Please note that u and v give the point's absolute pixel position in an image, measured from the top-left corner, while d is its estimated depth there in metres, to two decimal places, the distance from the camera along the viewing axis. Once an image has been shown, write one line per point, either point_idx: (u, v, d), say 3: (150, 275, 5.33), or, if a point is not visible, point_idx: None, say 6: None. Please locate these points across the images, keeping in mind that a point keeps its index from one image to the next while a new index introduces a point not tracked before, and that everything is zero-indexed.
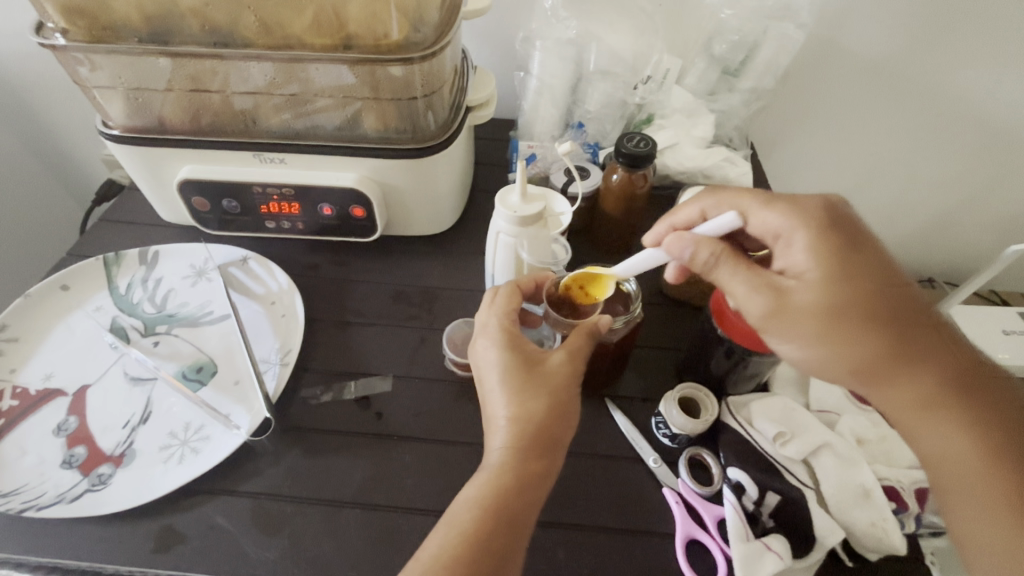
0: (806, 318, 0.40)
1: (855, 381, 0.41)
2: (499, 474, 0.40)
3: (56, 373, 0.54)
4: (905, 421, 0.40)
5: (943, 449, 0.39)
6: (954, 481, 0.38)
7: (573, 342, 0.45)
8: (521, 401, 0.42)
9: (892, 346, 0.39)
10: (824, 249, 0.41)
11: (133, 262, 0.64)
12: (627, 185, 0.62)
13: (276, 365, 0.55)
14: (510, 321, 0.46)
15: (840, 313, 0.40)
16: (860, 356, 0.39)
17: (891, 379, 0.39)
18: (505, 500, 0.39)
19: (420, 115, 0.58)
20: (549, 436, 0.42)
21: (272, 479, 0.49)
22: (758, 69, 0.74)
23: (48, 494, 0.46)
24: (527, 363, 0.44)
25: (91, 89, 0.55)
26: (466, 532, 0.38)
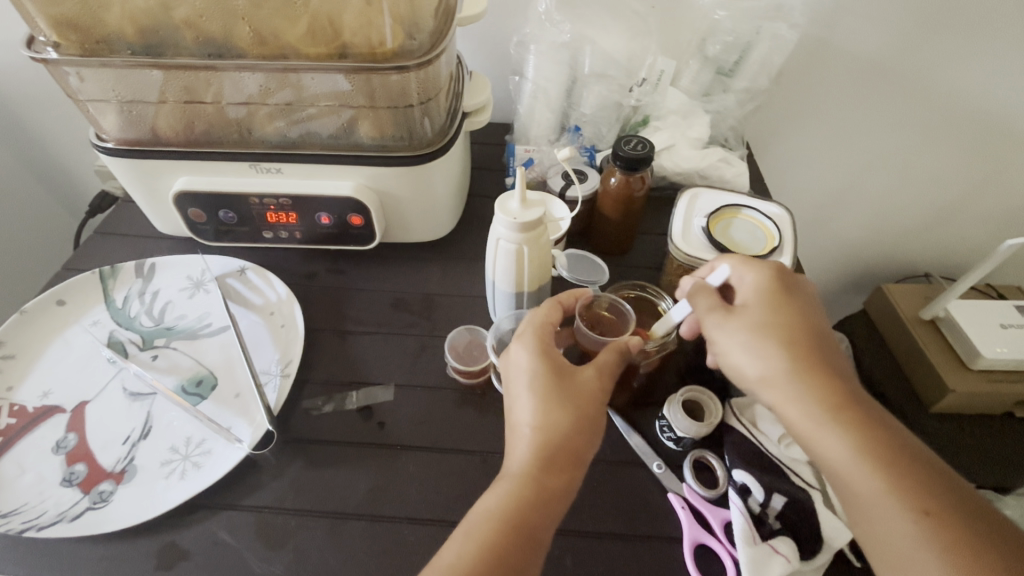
0: (741, 328, 0.44)
1: (764, 392, 0.43)
2: (522, 487, 0.40)
3: (54, 390, 0.54)
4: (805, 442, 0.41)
5: (835, 474, 0.39)
6: (851, 497, 0.39)
7: (605, 359, 0.45)
8: (549, 412, 0.42)
9: (803, 365, 0.42)
10: (764, 285, 0.45)
11: (130, 275, 0.64)
12: (625, 188, 0.62)
13: (277, 377, 0.55)
14: (543, 327, 0.46)
15: (765, 333, 0.43)
16: (772, 366, 0.42)
17: (796, 391, 0.41)
18: (526, 516, 0.39)
19: (416, 122, 0.58)
20: (572, 453, 0.41)
21: (275, 492, 0.48)
22: (752, 69, 0.74)
23: (49, 513, 0.45)
24: (558, 373, 0.44)
25: (84, 103, 0.55)
26: (483, 543, 0.38)
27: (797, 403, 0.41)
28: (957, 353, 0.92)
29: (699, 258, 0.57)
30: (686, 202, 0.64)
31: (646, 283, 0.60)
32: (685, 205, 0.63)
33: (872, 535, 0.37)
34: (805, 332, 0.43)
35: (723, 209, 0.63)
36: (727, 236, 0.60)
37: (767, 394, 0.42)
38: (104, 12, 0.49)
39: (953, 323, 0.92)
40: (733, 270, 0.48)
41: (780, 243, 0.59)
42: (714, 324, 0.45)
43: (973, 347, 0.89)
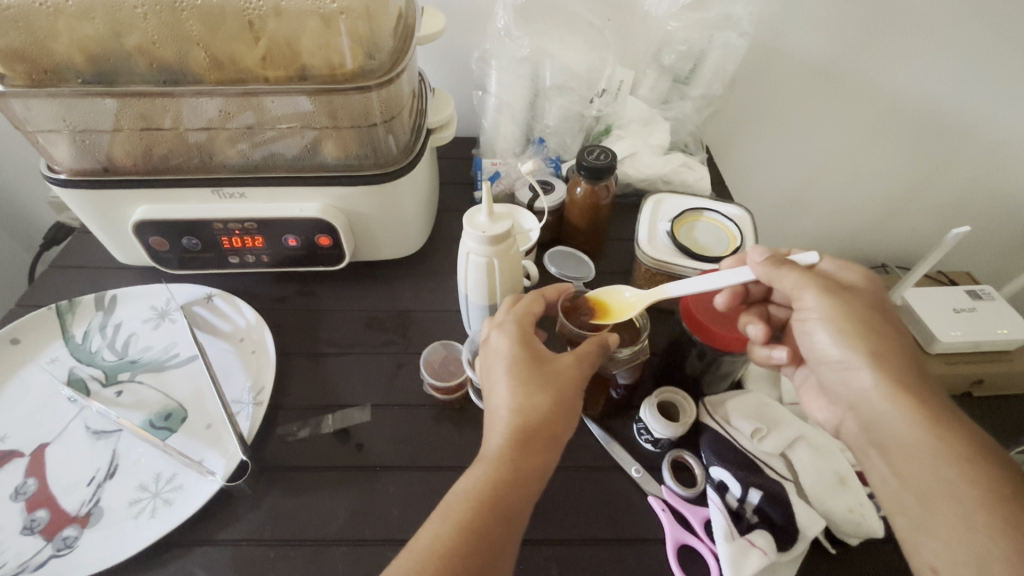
0: (849, 306, 0.44)
1: (869, 371, 0.41)
2: (497, 467, 0.40)
3: (11, 434, 0.51)
4: (904, 430, 0.39)
5: (932, 464, 0.37)
6: (936, 487, 0.36)
7: (586, 348, 0.46)
8: (525, 395, 0.42)
9: (914, 363, 0.42)
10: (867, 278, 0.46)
11: (90, 309, 0.62)
12: (591, 198, 0.63)
13: (250, 405, 0.54)
14: (522, 317, 0.47)
15: (870, 315, 0.43)
16: (876, 346, 0.42)
17: (898, 379, 0.40)
18: (500, 496, 0.39)
19: (381, 140, 0.58)
20: (548, 434, 0.41)
21: (253, 523, 0.47)
22: (707, 76, 0.77)
23: (8, 564, 0.43)
24: (536, 358, 0.44)
25: (33, 134, 0.53)
26: (459, 521, 0.38)
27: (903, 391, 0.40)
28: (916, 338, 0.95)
29: (665, 261, 0.58)
30: (650, 208, 0.65)
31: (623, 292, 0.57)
32: (651, 210, 0.65)
33: (947, 531, 0.35)
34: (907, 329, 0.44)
35: (686, 213, 0.63)
36: (692, 238, 0.61)
37: (872, 375, 0.41)
38: (52, 41, 0.48)
39: (910, 310, 0.96)
40: (821, 260, 0.49)
41: (742, 243, 0.60)
42: (816, 297, 0.45)
43: (930, 332, 0.92)
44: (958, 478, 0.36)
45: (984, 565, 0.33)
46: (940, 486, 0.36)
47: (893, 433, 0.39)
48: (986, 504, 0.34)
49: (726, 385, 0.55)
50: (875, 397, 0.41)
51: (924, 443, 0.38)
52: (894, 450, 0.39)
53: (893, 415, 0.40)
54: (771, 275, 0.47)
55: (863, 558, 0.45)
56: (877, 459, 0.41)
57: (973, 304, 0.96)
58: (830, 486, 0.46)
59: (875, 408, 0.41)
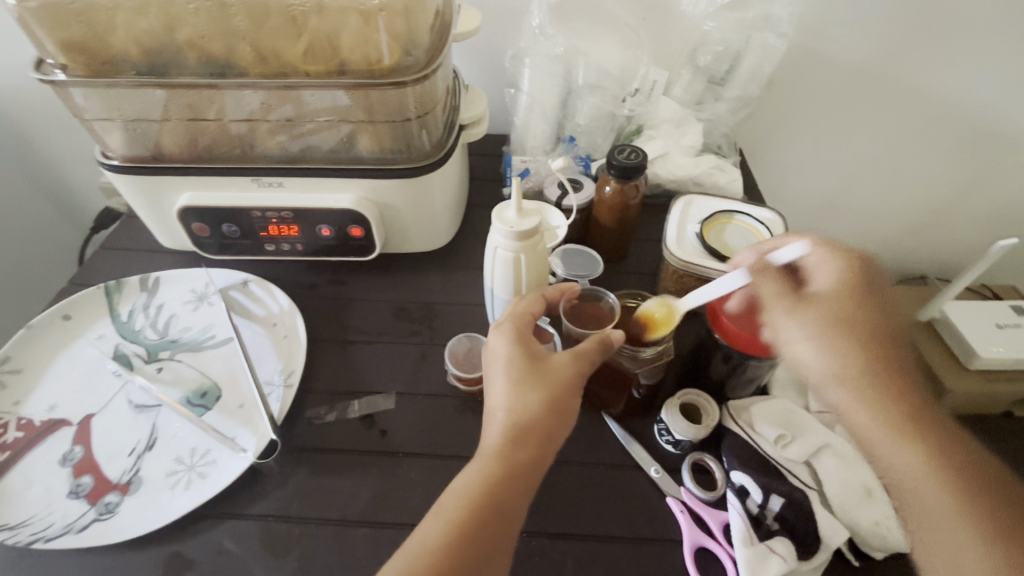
0: (819, 320, 0.43)
1: (841, 388, 0.42)
2: (490, 466, 0.40)
3: (61, 403, 0.55)
4: (881, 446, 0.39)
5: (917, 483, 0.38)
6: (929, 510, 0.37)
7: (584, 347, 0.45)
8: (520, 394, 0.42)
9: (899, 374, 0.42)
10: (847, 279, 0.44)
11: (135, 289, 0.65)
12: (620, 197, 0.63)
13: (280, 387, 0.56)
14: (520, 317, 0.47)
15: (841, 326, 0.43)
16: (856, 360, 0.42)
17: (880, 396, 0.40)
18: (493, 496, 0.39)
19: (414, 135, 0.59)
20: (541, 433, 0.42)
21: (280, 500, 0.49)
22: (743, 78, 0.76)
23: (56, 524, 0.46)
24: (530, 357, 0.44)
25: (90, 122, 0.56)
26: (451, 522, 0.38)
27: (901, 412, 0.40)
28: (954, 352, 0.93)
29: (693, 263, 0.58)
30: (680, 209, 0.64)
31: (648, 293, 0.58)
32: (680, 211, 0.64)
33: (943, 552, 0.36)
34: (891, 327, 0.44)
35: (716, 216, 0.62)
36: (721, 241, 0.60)
37: (844, 391, 0.41)
38: (110, 35, 0.50)
39: (949, 323, 0.93)
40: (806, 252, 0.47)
41: None
42: (785, 312, 0.45)
43: (970, 346, 0.89)
44: (941, 495, 0.37)
45: None
46: (926, 507, 0.37)
47: (877, 450, 0.40)
48: (973, 523, 0.35)
49: (753, 390, 0.54)
50: (853, 415, 0.41)
51: (915, 467, 0.38)
52: (884, 470, 0.40)
53: (872, 432, 0.40)
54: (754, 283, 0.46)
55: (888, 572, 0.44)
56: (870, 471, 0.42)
57: (1017, 319, 0.92)
58: (857, 496, 0.45)
59: (855, 426, 0.41)
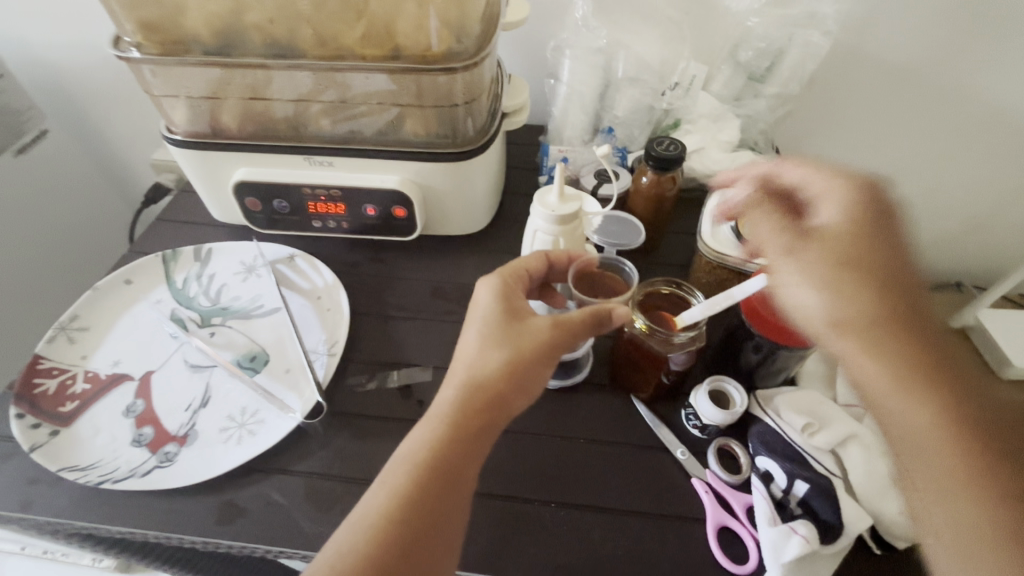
0: (815, 262, 0.46)
1: (841, 329, 0.44)
2: (440, 429, 0.40)
3: (123, 360, 0.59)
4: (875, 391, 0.41)
5: (908, 425, 0.40)
6: (919, 454, 0.39)
7: (566, 318, 0.44)
8: (484, 353, 0.42)
9: (901, 311, 0.43)
10: (853, 216, 0.45)
11: (190, 259, 0.69)
12: (656, 187, 0.65)
13: (325, 355, 0.59)
14: (511, 273, 0.48)
15: (839, 265, 0.45)
16: (856, 298, 0.43)
17: (883, 335, 0.42)
18: (439, 460, 0.40)
19: (460, 121, 0.61)
20: (497, 397, 0.42)
21: (323, 460, 0.52)
22: (784, 75, 0.75)
23: (121, 468, 0.50)
24: (505, 319, 0.44)
25: (158, 98, 0.60)
26: (394, 487, 0.39)
27: (881, 347, 0.42)
28: (987, 360, 0.91)
29: (726, 255, 0.60)
30: (716, 203, 0.65)
31: (684, 280, 0.56)
32: (716, 204, 0.65)
33: (932, 492, 0.38)
34: (904, 263, 0.45)
35: None
36: None
37: (846, 332, 0.43)
38: (184, 16, 0.54)
39: (984, 332, 0.92)
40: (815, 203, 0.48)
41: None
42: (785, 257, 0.47)
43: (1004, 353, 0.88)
44: (932, 432, 0.39)
45: (956, 516, 0.37)
46: (916, 450, 0.39)
47: (872, 388, 0.42)
48: (957, 458, 0.38)
49: (781, 379, 0.55)
50: (850, 356, 0.43)
51: (908, 406, 0.40)
52: (880, 412, 0.41)
53: (869, 373, 0.42)
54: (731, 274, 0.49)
55: (910, 563, 0.45)
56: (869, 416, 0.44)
57: None
58: (882, 488, 0.46)
59: (860, 370, 0.43)
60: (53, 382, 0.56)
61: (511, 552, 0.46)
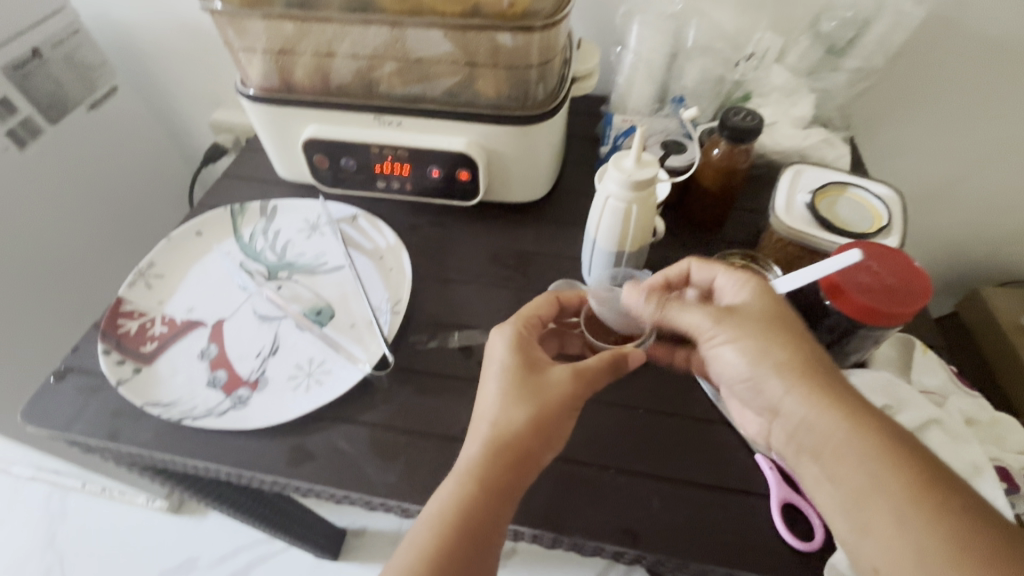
0: (742, 333, 0.44)
1: (783, 380, 0.42)
2: (462, 492, 0.43)
3: (197, 306, 0.61)
4: (822, 442, 0.40)
5: (854, 471, 0.39)
6: (867, 492, 0.38)
7: (586, 364, 0.47)
8: (508, 409, 0.45)
9: (820, 365, 0.42)
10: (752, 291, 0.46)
11: (256, 214, 0.70)
12: (728, 160, 0.63)
13: (388, 313, 0.60)
14: (527, 322, 0.50)
15: (768, 328, 0.44)
16: (786, 357, 0.43)
17: (818, 388, 0.41)
18: (469, 520, 0.42)
19: (532, 84, 0.61)
20: (523, 450, 0.44)
21: (388, 412, 0.53)
22: (868, 48, 0.71)
23: (199, 407, 0.53)
24: (525, 372, 0.46)
25: (238, 51, 0.61)
26: (424, 551, 0.41)
27: (817, 389, 0.41)
28: None
29: (802, 231, 0.57)
30: (789, 178, 0.63)
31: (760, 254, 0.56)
32: (789, 180, 0.62)
33: (884, 533, 0.37)
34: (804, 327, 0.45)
35: (829, 186, 0.61)
36: (833, 212, 0.58)
37: (782, 381, 0.42)
38: None
39: None
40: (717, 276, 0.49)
41: (890, 223, 0.57)
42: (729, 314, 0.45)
43: None
44: (881, 474, 0.38)
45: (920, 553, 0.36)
46: (860, 490, 0.38)
47: (815, 437, 0.41)
48: (904, 489, 0.37)
49: (853, 360, 0.53)
50: (788, 405, 0.42)
51: (845, 441, 0.39)
52: (823, 454, 0.41)
53: (807, 418, 0.41)
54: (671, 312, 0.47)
55: None
56: (807, 464, 0.43)
57: None
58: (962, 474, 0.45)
59: (797, 414, 0.42)
60: (135, 323, 0.58)
61: (571, 510, 0.48)
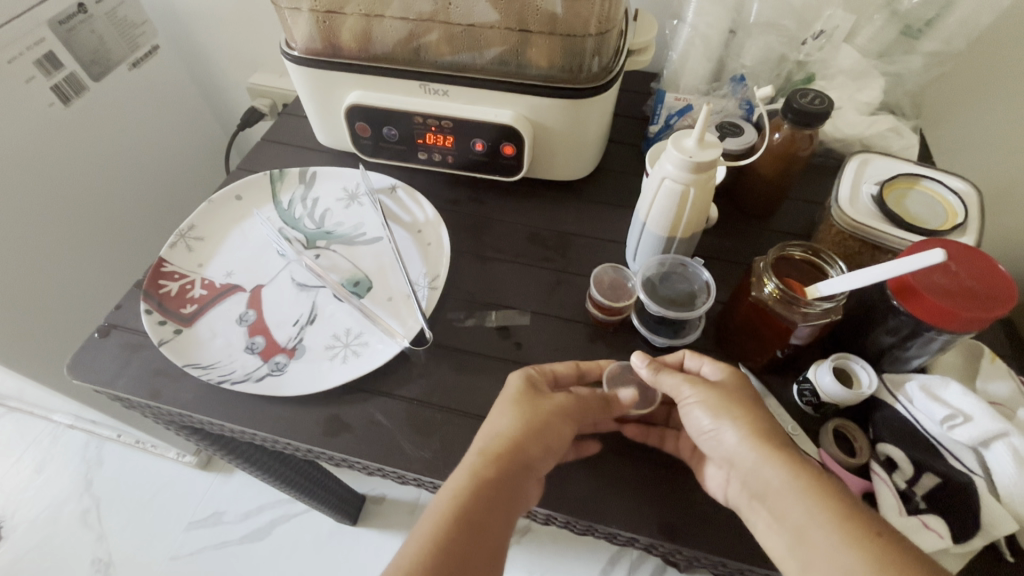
0: (710, 390, 0.45)
1: (732, 429, 0.42)
2: (458, 484, 0.42)
3: (236, 271, 0.61)
4: (765, 486, 0.40)
5: (799, 510, 0.38)
6: (814, 533, 0.37)
7: (588, 393, 0.48)
8: (508, 416, 0.45)
9: (773, 422, 0.43)
10: (729, 365, 0.47)
11: (294, 180, 0.69)
12: (789, 145, 0.59)
13: (426, 288, 0.59)
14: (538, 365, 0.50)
15: (733, 391, 0.44)
16: (743, 409, 0.43)
17: (769, 437, 0.41)
18: (467, 509, 0.41)
19: (587, 56, 0.58)
20: (515, 452, 0.43)
21: (424, 388, 0.53)
22: (950, 29, 0.66)
23: (238, 371, 0.53)
24: (531, 387, 0.47)
25: (283, 10, 0.59)
26: (427, 537, 0.41)
27: (766, 442, 0.41)
28: None
29: (866, 226, 0.53)
30: (854, 167, 0.59)
31: (821, 246, 0.53)
32: (854, 170, 0.58)
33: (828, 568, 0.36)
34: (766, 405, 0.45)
35: (900, 178, 0.57)
36: (902, 207, 0.55)
37: (733, 432, 0.42)
38: None
39: None
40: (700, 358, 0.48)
41: (965, 220, 0.53)
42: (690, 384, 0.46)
43: None
44: (825, 517, 0.37)
45: None
46: (808, 528, 0.37)
47: (762, 482, 0.40)
48: (849, 530, 0.36)
49: (914, 366, 0.50)
50: (737, 451, 0.42)
51: (790, 485, 0.39)
52: (768, 499, 0.40)
53: (755, 463, 0.40)
54: (657, 378, 0.47)
55: None
56: (757, 514, 0.41)
57: None
58: None
59: (746, 462, 0.41)
60: (176, 284, 0.59)
61: (609, 497, 0.47)
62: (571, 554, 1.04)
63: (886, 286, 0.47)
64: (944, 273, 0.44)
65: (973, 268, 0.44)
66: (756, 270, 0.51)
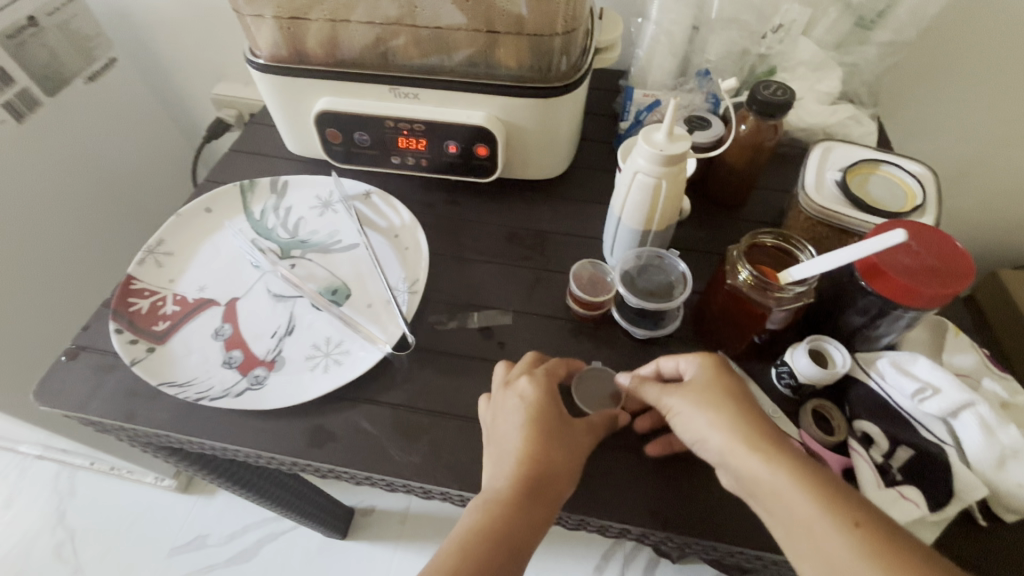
0: (692, 387, 0.44)
1: (715, 425, 0.42)
2: (496, 519, 0.42)
3: (209, 285, 0.60)
4: (750, 477, 0.40)
5: (785, 500, 0.38)
6: (800, 521, 0.38)
7: (597, 420, 0.47)
8: (543, 448, 0.44)
9: (756, 410, 0.43)
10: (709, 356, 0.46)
11: (265, 190, 0.68)
12: (755, 136, 0.61)
13: (406, 293, 0.58)
14: (550, 372, 0.49)
15: (715, 384, 0.44)
16: (724, 402, 0.43)
17: (751, 428, 0.41)
18: (507, 543, 0.42)
19: (555, 55, 0.58)
20: (555, 491, 0.43)
21: (409, 393, 0.52)
22: (901, 19, 0.68)
23: (216, 387, 0.52)
24: (552, 407, 0.46)
25: (246, 17, 0.58)
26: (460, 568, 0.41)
27: (747, 433, 0.41)
28: None
29: (832, 211, 0.55)
30: (818, 155, 0.61)
31: (791, 232, 0.54)
32: (818, 157, 0.60)
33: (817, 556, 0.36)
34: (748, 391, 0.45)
35: (861, 163, 0.59)
36: (864, 191, 0.57)
37: (715, 427, 0.42)
38: None
39: None
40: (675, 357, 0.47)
41: (923, 201, 0.55)
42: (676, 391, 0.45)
43: None
44: (809, 504, 0.38)
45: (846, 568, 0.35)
46: (793, 517, 0.38)
47: (746, 474, 0.40)
48: (832, 516, 0.37)
49: (884, 344, 0.52)
50: (720, 445, 0.42)
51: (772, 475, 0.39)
52: (754, 490, 0.40)
53: (739, 457, 0.40)
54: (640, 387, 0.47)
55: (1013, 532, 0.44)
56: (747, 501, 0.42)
57: None
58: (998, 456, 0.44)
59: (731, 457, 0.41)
60: (146, 302, 0.57)
61: (602, 491, 0.47)
62: (564, 553, 1.04)
63: (853, 268, 0.49)
64: (906, 252, 0.46)
65: (931, 246, 0.46)
66: (731, 258, 0.52)
